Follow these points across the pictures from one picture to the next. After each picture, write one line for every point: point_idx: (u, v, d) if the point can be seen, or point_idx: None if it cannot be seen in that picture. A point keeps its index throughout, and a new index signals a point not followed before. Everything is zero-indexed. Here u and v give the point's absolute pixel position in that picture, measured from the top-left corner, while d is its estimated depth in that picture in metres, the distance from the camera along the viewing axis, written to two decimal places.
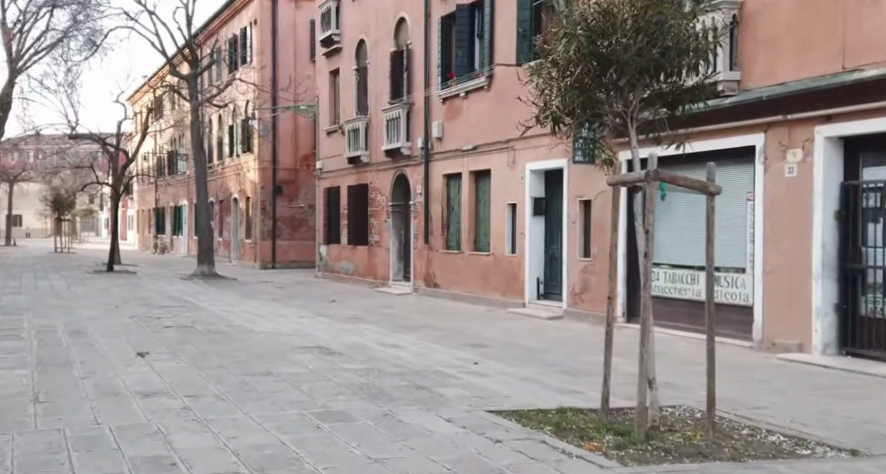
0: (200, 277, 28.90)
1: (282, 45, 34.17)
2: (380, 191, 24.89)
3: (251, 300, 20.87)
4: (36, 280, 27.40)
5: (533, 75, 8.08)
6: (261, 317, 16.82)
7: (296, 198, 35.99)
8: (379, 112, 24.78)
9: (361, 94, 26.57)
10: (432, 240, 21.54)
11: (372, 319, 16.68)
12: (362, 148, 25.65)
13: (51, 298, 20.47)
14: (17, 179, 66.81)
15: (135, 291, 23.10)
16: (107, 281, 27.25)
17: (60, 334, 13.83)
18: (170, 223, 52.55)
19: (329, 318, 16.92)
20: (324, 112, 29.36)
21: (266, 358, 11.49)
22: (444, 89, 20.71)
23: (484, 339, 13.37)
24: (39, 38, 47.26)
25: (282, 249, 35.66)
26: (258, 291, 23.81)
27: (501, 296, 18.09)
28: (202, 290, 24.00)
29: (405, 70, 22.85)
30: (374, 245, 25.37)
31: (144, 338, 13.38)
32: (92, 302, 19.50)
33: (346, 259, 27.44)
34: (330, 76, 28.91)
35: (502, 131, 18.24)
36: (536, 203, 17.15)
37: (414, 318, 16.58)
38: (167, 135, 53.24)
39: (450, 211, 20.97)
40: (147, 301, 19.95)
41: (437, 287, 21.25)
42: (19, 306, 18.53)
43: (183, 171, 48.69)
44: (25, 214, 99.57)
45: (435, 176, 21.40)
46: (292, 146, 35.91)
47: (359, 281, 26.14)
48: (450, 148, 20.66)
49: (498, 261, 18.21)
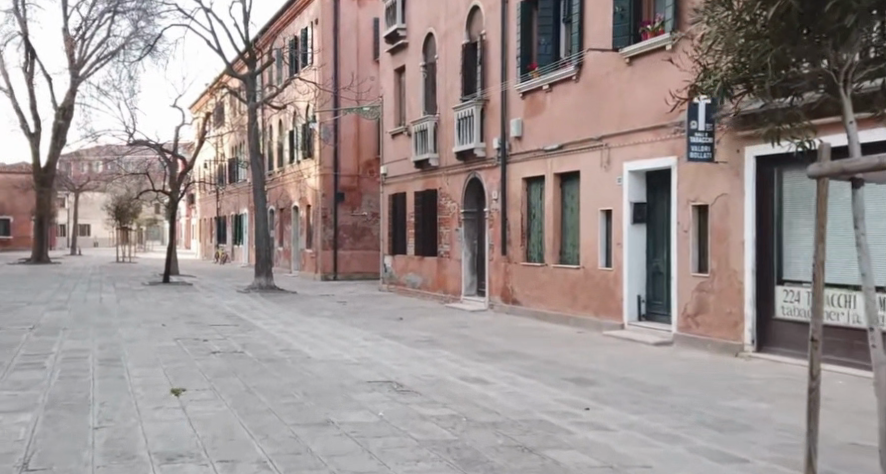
0: (257, 290, 27.09)
1: (345, 43, 32.31)
2: (451, 196, 22.76)
3: (311, 318, 18.96)
4: (87, 293, 25.89)
5: (704, 19, 6.55)
6: (322, 338, 14.84)
7: (359, 206, 34.19)
8: (450, 111, 22.67)
9: (429, 91, 24.49)
10: (511, 251, 19.36)
11: (447, 342, 14.57)
12: (431, 150, 23.54)
13: (96, 314, 18.84)
14: (82, 188, 66.53)
15: (186, 307, 21.38)
16: (161, 294, 25.61)
17: (89, 361, 12.04)
18: (231, 232, 51.18)
19: (397, 340, 14.89)
20: (389, 112, 27.39)
21: (325, 398, 9.46)
22: (524, 82, 18.43)
23: (584, 373, 11.19)
24: (100, 45, 46.34)
25: (344, 259, 33.82)
26: (319, 307, 21.91)
27: (594, 316, 15.86)
28: (258, 305, 22.19)
29: (478, 63, 20.69)
30: (444, 256, 23.25)
31: (185, 368, 11.46)
32: (140, 319, 17.80)
33: (413, 272, 25.34)
34: (395, 74, 26.93)
35: (592, 127, 15.99)
36: (636, 209, 14.85)
37: (496, 342, 14.44)
38: (228, 142, 51.92)
39: (531, 218, 18.71)
40: (197, 319, 18.13)
41: (517, 304, 19.03)
42: (59, 324, 16.88)
43: (244, 178, 47.21)
44: (92, 224, 100.17)
45: (514, 179, 19.20)
46: (354, 152, 34.10)
47: (428, 295, 24.03)
48: (531, 148, 18.42)
49: (590, 276, 15.98)
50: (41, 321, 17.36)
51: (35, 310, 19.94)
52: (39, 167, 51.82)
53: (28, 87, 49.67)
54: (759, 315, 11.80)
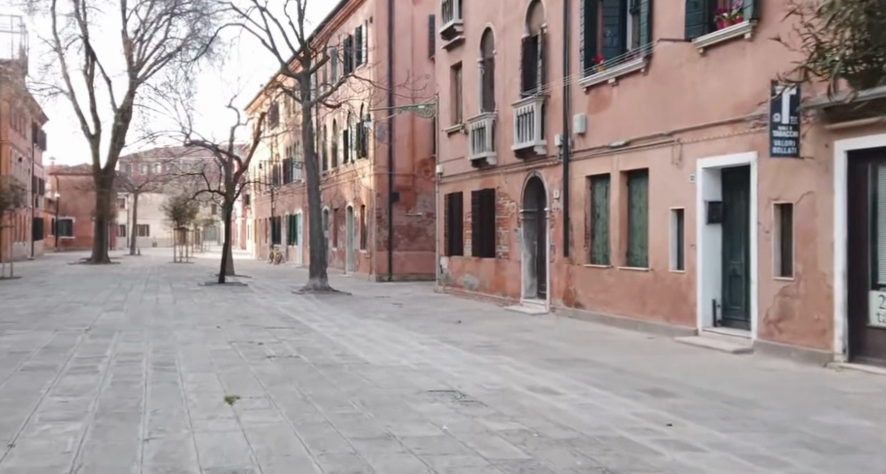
0: (312, 291, 26.70)
1: (400, 41, 31.81)
2: (509, 196, 22.09)
3: (367, 320, 18.42)
4: (144, 293, 25.73)
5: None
6: (379, 343, 14.28)
7: (414, 206, 33.70)
8: (508, 108, 22.02)
9: (487, 88, 23.83)
10: (573, 252, 18.67)
11: (509, 347, 13.91)
12: (489, 149, 22.88)
13: (151, 315, 18.52)
14: (140, 190, 67.17)
15: (241, 308, 21.03)
16: (216, 295, 25.34)
17: (141, 364, 11.57)
18: (286, 232, 51.07)
19: (457, 344, 14.27)
20: (444, 110, 26.80)
21: (385, 409, 8.88)
22: (588, 76, 17.71)
23: (659, 384, 10.47)
24: (158, 46, 46.57)
25: (399, 260, 33.35)
26: (375, 309, 21.38)
27: (664, 321, 15.22)
28: (313, 307, 21.77)
29: (539, 58, 20.03)
30: (502, 257, 22.60)
31: (238, 373, 10.97)
32: (194, 321, 17.42)
33: (470, 273, 24.71)
34: (452, 71, 26.34)
35: (663, 122, 15.26)
36: (711, 208, 14.10)
37: (562, 349, 13.73)
38: (283, 142, 51.84)
39: (595, 218, 17.99)
40: (252, 321, 17.72)
41: (580, 307, 18.35)
42: (114, 325, 16.57)
43: (299, 178, 47.06)
44: (151, 225, 101.42)
45: (577, 178, 18.49)
46: (409, 151, 33.61)
47: (486, 298, 23.37)
48: (595, 145, 17.70)
49: (661, 279, 15.34)
50: (96, 322, 17.06)
51: (92, 311, 19.71)
52: (99, 168, 52.30)
53: (89, 89, 50.14)
54: (851, 323, 10.96)
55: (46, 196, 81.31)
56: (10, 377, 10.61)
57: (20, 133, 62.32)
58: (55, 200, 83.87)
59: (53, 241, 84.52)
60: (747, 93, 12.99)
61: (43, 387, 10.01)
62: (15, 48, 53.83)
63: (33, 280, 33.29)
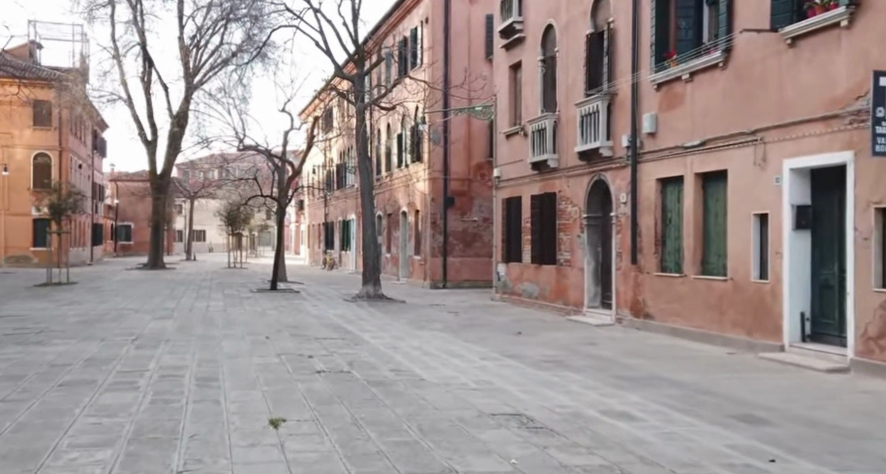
0: (365, 299, 25.87)
1: (456, 42, 30.92)
2: (571, 200, 21.06)
3: (423, 331, 17.48)
4: (195, 300, 25.11)
5: None
6: (436, 357, 13.31)
7: (470, 211, 32.77)
8: (571, 108, 21.02)
9: (547, 88, 22.85)
10: (642, 260, 17.69)
11: (576, 364, 12.84)
12: (550, 151, 21.86)
13: (201, 324, 17.78)
14: (196, 196, 67.32)
15: (293, 316, 20.23)
16: (268, 302, 24.63)
17: (185, 377, 10.71)
18: (339, 238, 50.51)
19: (519, 359, 13.25)
20: (503, 112, 25.84)
21: (446, 437, 7.91)
22: (661, 72, 16.75)
23: (749, 409, 9.34)
24: (214, 52, 46.28)
25: (454, 266, 32.46)
26: (431, 318, 20.44)
27: (745, 335, 14.19)
28: (367, 316, 20.90)
29: (605, 54, 19.08)
30: (563, 265, 21.57)
31: (285, 389, 10.08)
32: (244, 331, 16.63)
33: (529, 281, 23.70)
34: (510, 71, 25.37)
35: (745, 120, 14.26)
36: (799, 213, 13.09)
37: (634, 366, 12.63)
38: (336, 147, 51.29)
39: (666, 223, 16.99)
40: (302, 331, 16.88)
41: (650, 318, 17.38)
42: (161, 334, 15.84)
43: (353, 184, 46.42)
44: (207, 230, 102.01)
45: (647, 180, 17.49)
46: (465, 154, 32.72)
47: (545, 306, 22.33)
48: (668, 146, 16.70)
49: (741, 290, 14.32)
50: (143, 331, 16.36)
51: (140, 318, 19.05)
52: (155, 174, 52.24)
53: (146, 95, 50.08)
54: None
55: (104, 202, 82.01)
56: (44, 392, 9.75)
57: (80, 139, 62.79)
58: (113, 206, 84.67)
59: (112, 246, 85.32)
60: (842, 86, 11.97)
61: (76, 402, 9.18)
62: (75, 55, 54.07)
63: (88, 286, 32.97)
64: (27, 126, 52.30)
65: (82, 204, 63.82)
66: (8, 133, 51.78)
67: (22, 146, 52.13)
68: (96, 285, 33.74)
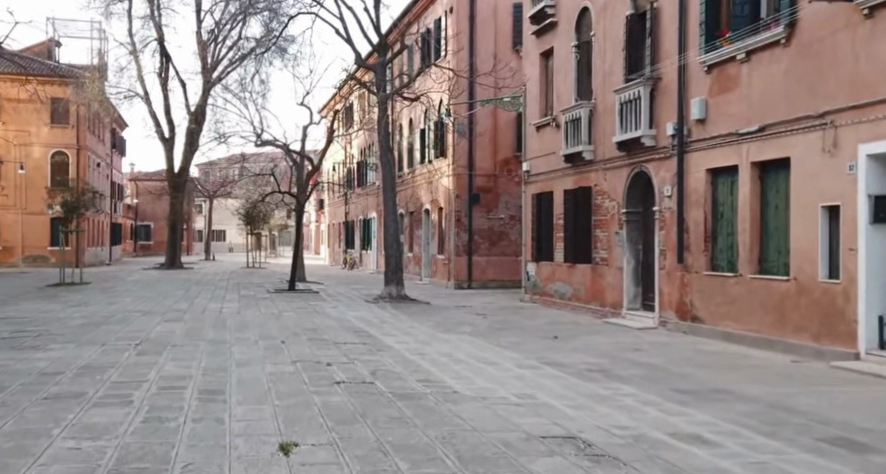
0: (387, 300, 24.53)
1: (482, 30, 29.54)
2: (609, 195, 19.68)
3: (451, 335, 16.11)
4: (210, 301, 23.83)
5: None
6: (468, 365, 11.93)
7: (496, 209, 31.42)
8: (608, 95, 19.69)
9: (582, 76, 21.49)
10: (690, 259, 16.30)
11: (626, 373, 11.43)
12: (585, 142, 20.49)
13: (212, 327, 16.47)
14: (215, 195, 66.28)
15: (311, 319, 18.88)
16: (286, 304, 23.30)
17: (184, 388, 9.38)
18: (359, 237, 49.24)
19: (561, 367, 11.85)
20: (533, 103, 24.50)
21: (491, 468, 6.55)
22: (712, 53, 15.49)
23: (843, 432, 7.91)
24: (232, 47, 45.13)
25: (479, 266, 31.13)
26: (458, 321, 19.07)
27: (812, 341, 12.85)
28: (390, 318, 19.52)
29: (648, 36, 17.79)
30: (599, 264, 20.18)
31: (299, 404, 8.74)
32: (258, 335, 15.31)
33: (561, 281, 22.30)
34: (541, 59, 24.01)
35: (810, 103, 12.97)
36: (878, 203, 11.82)
37: (693, 377, 11.20)
38: (357, 144, 50.01)
39: (717, 218, 15.65)
40: (321, 335, 15.54)
41: (699, 322, 15.97)
42: (167, 338, 14.55)
43: (374, 181, 45.12)
44: (227, 230, 101.13)
45: (694, 172, 16.16)
46: (491, 149, 31.38)
47: (580, 308, 20.93)
48: (719, 134, 15.39)
49: (806, 291, 12.99)
50: (149, 334, 15.07)
51: (148, 321, 17.77)
52: (172, 172, 51.13)
53: (163, 92, 49.00)
54: None
55: (124, 202, 81.18)
56: (23, 406, 8.44)
57: (98, 138, 61.89)
58: (133, 206, 83.90)
59: (131, 246, 84.52)
60: None
61: (57, 418, 7.85)
62: (93, 52, 53.09)
63: (102, 286, 31.81)
64: (44, 124, 51.35)
65: (101, 203, 62.95)
66: (25, 131, 50.85)
67: (40, 144, 51.17)
68: (109, 285, 32.58)
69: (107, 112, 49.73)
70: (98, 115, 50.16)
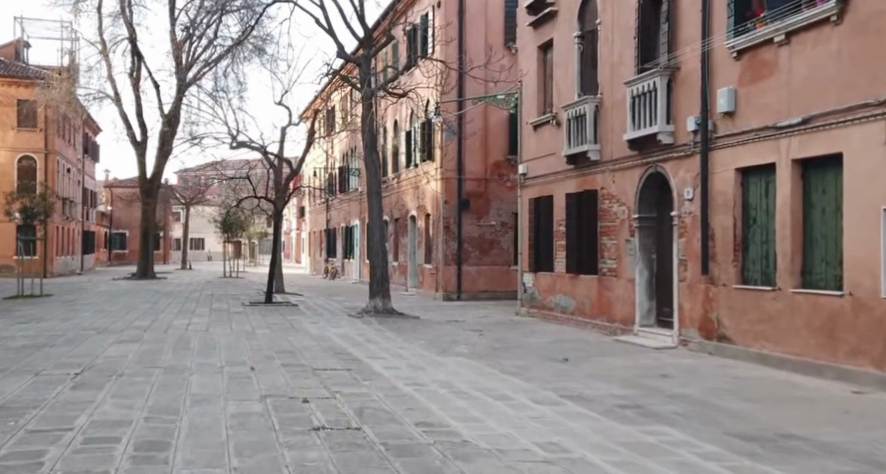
0: (371, 314, 22.53)
1: (473, 25, 27.67)
2: (618, 198, 17.80)
3: (447, 357, 14.12)
4: (177, 316, 21.71)
5: None
6: (473, 400, 9.95)
7: (486, 214, 29.52)
8: (616, 88, 17.83)
9: (585, 69, 19.63)
10: (715, 270, 14.38)
11: (665, 409, 9.50)
12: (590, 140, 18.62)
13: (173, 349, 14.41)
14: (192, 202, 64.03)
15: (288, 338, 16.82)
16: (261, 319, 21.23)
17: (117, 442, 7.38)
18: (342, 246, 47.21)
19: (585, 402, 9.90)
20: (530, 99, 22.65)
21: None
22: (742, 36, 13.65)
23: None
24: (207, 46, 43.06)
25: (469, 276, 29.24)
26: (453, 339, 17.09)
27: (874, 367, 10.95)
28: (376, 336, 17.52)
29: (665, 22, 15.99)
30: (606, 275, 18.28)
31: (264, 465, 6.71)
32: (224, 359, 13.26)
33: (562, 293, 20.42)
34: (539, 52, 22.15)
35: (870, 88, 11.18)
36: None
37: (746, 414, 9.30)
38: (339, 148, 47.96)
39: (748, 223, 13.75)
40: (298, 359, 13.52)
41: (726, 342, 14.05)
42: (116, 365, 12.48)
43: (357, 186, 43.11)
44: (206, 238, 98.70)
45: (721, 173, 14.26)
46: (482, 151, 29.52)
47: (584, 323, 19.03)
48: (751, 128, 13.53)
49: (866, 308, 11.11)
50: (96, 360, 12.98)
51: (101, 342, 15.68)
52: (145, 178, 48.92)
53: (135, 94, 46.83)
54: None
55: (98, 209, 78.77)
56: None
57: (68, 143, 59.53)
58: (108, 213, 81.46)
59: (106, 254, 82.01)
60: None
61: None
62: (62, 53, 50.82)
63: (62, 299, 29.54)
64: (11, 127, 48.97)
65: (71, 210, 60.51)
66: None
67: (6, 149, 48.75)
68: (71, 298, 30.38)
69: (77, 114, 47.41)
70: (67, 117, 47.83)
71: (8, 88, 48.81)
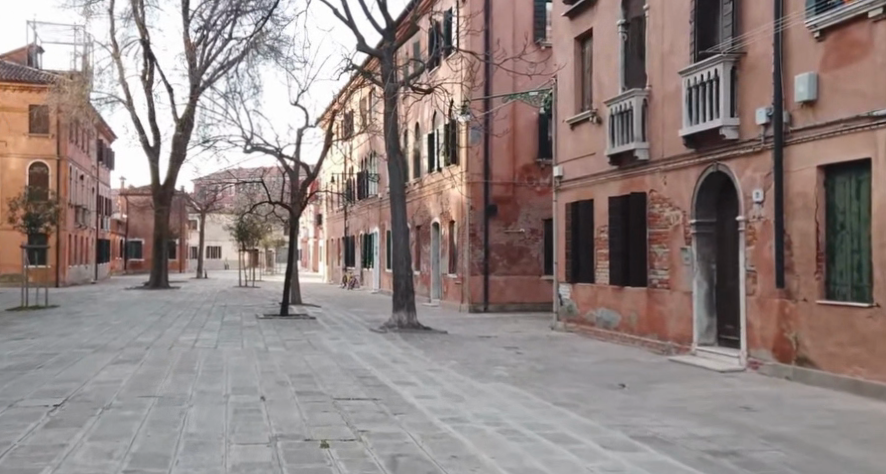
0: (395, 329, 20.79)
1: (500, 19, 25.95)
2: (671, 201, 16.01)
3: (485, 382, 12.38)
4: (185, 331, 20.06)
5: None
6: (530, 446, 8.24)
7: (515, 221, 27.73)
8: (668, 79, 16.03)
9: (630, 61, 17.85)
10: (793, 282, 12.54)
11: (767, 458, 7.77)
12: (638, 137, 16.82)
13: (174, 373, 12.73)
14: (208, 209, 62.60)
15: (304, 357, 15.11)
16: (275, 334, 19.54)
17: None
18: (361, 254, 45.53)
19: (666, 447, 8.19)
20: (565, 95, 20.89)
21: None
22: (826, 13, 11.85)
23: None
24: (222, 48, 41.58)
25: (497, 286, 27.47)
26: (488, 359, 15.34)
27: None
28: (401, 355, 15.79)
29: (729, 2, 14.18)
30: (657, 287, 16.46)
31: None
32: (231, 386, 11.56)
33: (606, 307, 18.62)
34: (576, 44, 20.36)
35: None
36: None
37: (874, 463, 7.53)
38: (358, 153, 46.32)
39: (833, 229, 11.92)
40: (316, 384, 11.83)
41: (807, 365, 12.21)
42: (109, 394, 10.84)
43: (376, 192, 41.49)
44: (223, 246, 97.38)
45: (799, 171, 12.43)
46: (510, 153, 27.77)
47: (632, 341, 17.23)
48: (838, 118, 11.70)
49: None
50: (84, 388, 11.31)
51: (95, 362, 14.03)
52: (158, 184, 47.49)
53: (147, 98, 45.42)
54: None
55: (114, 217, 77.57)
56: None
57: (81, 149, 58.18)
58: (123, 221, 80.31)
59: (121, 263, 80.85)
60: None
61: None
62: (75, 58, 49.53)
63: (66, 311, 27.97)
64: (22, 133, 47.39)
65: (85, 218, 59.19)
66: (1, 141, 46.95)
67: (17, 155, 47.27)
68: (78, 309, 28.82)
69: (88, 119, 45.95)
70: (79, 122, 46.36)
71: (18, 93, 47.28)
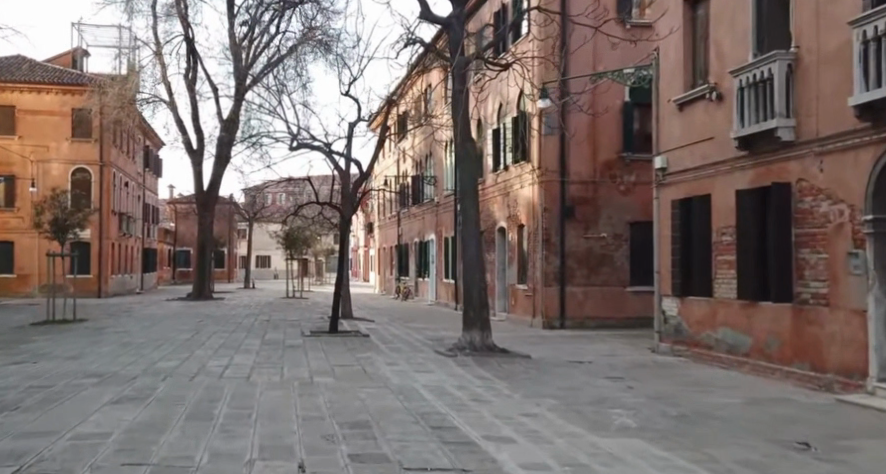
0: (464, 351, 17.31)
1: None
2: (832, 193, 12.40)
3: (610, 437, 8.85)
4: (215, 354, 16.74)
5: None
6: None
7: (595, 224, 24.12)
8: (827, 34, 12.41)
9: (762, 20, 14.22)
10: None
11: None
12: (780, 112, 13.20)
13: (185, 420, 9.35)
14: (255, 217, 59.87)
15: (358, 393, 11.67)
16: (322, 358, 16.16)
17: None
18: (416, 262, 42.25)
19: None
20: (670, 70, 17.31)
21: None
22: None
23: None
24: (269, 43, 38.55)
25: (575, 299, 23.89)
26: (597, 398, 11.77)
27: None
28: (483, 389, 12.30)
29: None
30: (809, 303, 12.82)
31: None
32: (257, 444, 8.15)
33: (730, 327, 14.98)
34: (686, 6, 16.78)
35: None
36: None
37: None
38: (412, 155, 43.14)
39: None
40: (377, 441, 8.38)
41: None
42: (83, 455, 7.51)
43: (433, 196, 38.21)
44: (272, 256, 94.94)
45: None
46: (590, 147, 24.23)
47: (774, 371, 13.59)
48: None
49: None
50: (53, 442, 8.01)
51: (89, 398, 10.77)
52: (201, 189, 44.68)
53: (190, 97, 42.62)
54: None
55: (162, 226, 75.34)
56: None
57: (125, 153, 55.64)
58: (170, 230, 78.06)
59: (169, 272, 78.68)
60: None
61: None
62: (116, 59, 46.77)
63: (94, 327, 24.92)
64: (64, 138, 44.01)
65: (129, 226, 56.66)
66: (44, 146, 43.61)
67: (60, 161, 43.95)
68: (106, 325, 25.75)
69: (131, 121, 43.14)
70: (122, 124, 43.45)
71: (60, 95, 43.92)
